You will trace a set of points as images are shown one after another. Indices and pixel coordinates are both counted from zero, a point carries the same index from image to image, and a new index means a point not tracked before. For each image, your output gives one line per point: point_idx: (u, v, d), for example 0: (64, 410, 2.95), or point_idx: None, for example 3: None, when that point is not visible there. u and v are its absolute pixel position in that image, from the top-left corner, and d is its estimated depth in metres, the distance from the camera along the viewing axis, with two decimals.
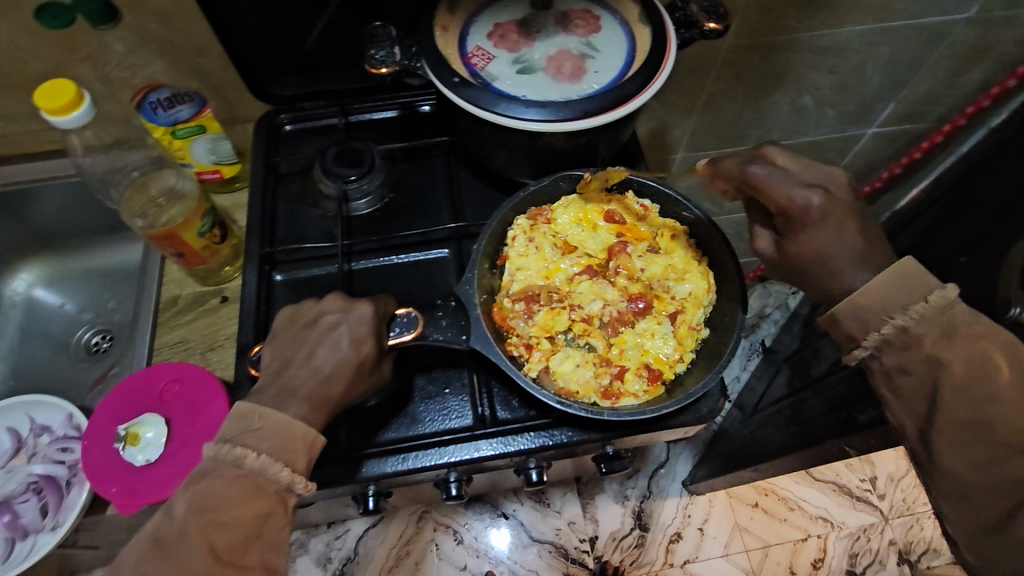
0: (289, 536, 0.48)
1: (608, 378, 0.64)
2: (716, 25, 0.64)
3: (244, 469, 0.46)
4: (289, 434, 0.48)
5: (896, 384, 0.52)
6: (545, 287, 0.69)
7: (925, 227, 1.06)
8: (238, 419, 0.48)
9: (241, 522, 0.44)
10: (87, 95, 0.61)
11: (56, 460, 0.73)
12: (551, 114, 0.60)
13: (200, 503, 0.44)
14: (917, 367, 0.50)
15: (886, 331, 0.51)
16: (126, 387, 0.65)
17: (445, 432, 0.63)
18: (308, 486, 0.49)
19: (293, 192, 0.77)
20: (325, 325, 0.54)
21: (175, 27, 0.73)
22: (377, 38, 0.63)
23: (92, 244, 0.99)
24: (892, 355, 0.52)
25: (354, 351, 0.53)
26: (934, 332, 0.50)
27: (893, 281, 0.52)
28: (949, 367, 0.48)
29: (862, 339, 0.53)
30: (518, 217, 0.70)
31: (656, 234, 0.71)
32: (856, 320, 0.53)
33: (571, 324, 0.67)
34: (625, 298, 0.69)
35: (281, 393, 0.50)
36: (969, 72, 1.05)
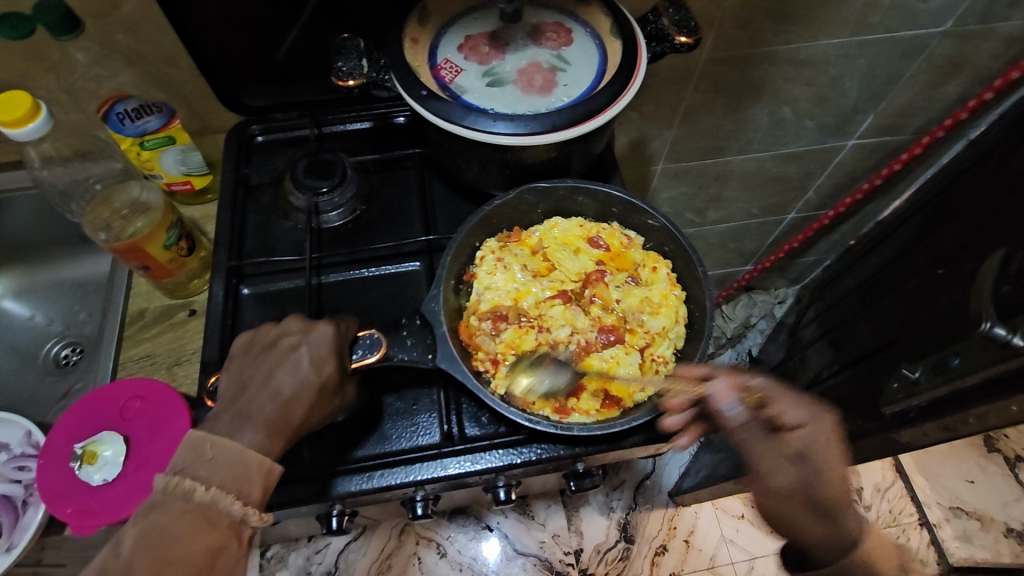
0: (245, 569, 0.47)
1: (565, 394, 0.63)
2: (686, 38, 0.64)
3: (193, 503, 0.44)
4: (243, 463, 0.46)
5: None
6: (512, 307, 0.67)
7: (906, 239, 1.05)
8: (191, 448, 0.46)
9: (190, 559, 0.43)
10: (44, 106, 0.60)
11: (13, 479, 0.72)
12: (520, 127, 0.60)
13: (147, 541, 0.42)
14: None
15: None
16: (85, 404, 0.64)
17: (412, 450, 0.62)
18: (264, 518, 0.47)
19: (264, 204, 0.76)
20: (285, 347, 0.54)
21: (142, 37, 0.71)
22: (345, 50, 0.63)
23: (62, 255, 0.98)
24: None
25: (315, 372, 0.52)
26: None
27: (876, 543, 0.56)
28: None
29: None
30: (486, 239, 0.71)
31: (638, 265, 0.70)
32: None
33: (539, 345, 0.65)
34: (595, 329, 0.66)
35: (236, 418, 0.49)
36: (946, 85, 1.06)
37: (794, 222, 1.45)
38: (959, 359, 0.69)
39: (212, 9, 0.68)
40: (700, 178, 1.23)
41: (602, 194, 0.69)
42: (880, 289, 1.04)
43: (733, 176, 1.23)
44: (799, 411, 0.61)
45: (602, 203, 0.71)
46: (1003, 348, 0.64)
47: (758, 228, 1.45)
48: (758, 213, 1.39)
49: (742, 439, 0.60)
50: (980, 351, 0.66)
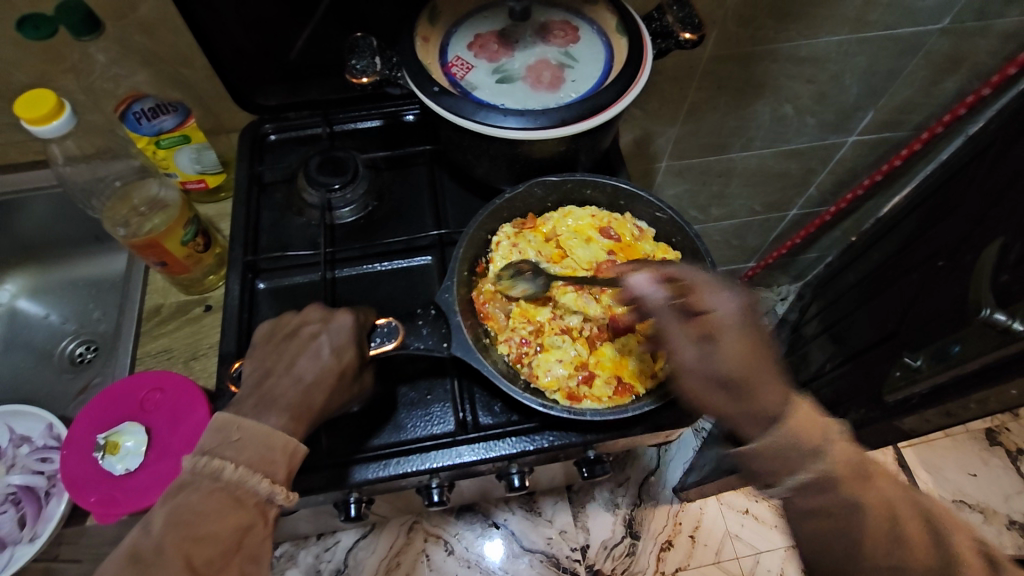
0: (271, 548, 0.48)
1: (578, 380, 0.64)
2: (691, 35, 0.65)
3: (222, 481, 0.46)
4: (269, 445, 0.48)
5: (812, 527, 0.56)
6: (527, 291, 0.69)
7: (908, 233, 1.07)
8: (218, 430, 0.48)
9: (219, 535, 0.44)
10: (68, 105, 0.62)
11: (35, 470, 0.73)
12: (530, 121, 0.61)
13: (177, 517, 0.44)
14: (838, 510, 0.53)
15: (809, 474, 0.53)
16: (107, 396, 0.65)
17: (427, 439, 0.63)
18: (289, 496, 0.49)
19: (277, 201, 0.77)
20: (305, 336, 0.55)
21: (159, 38, 0.73)
22: (358, 49, 0.64)
23: (78, 255, 0.99)
24: (810, 498, 0.54)
25: (335, 360, 0.54)
26: (842, 476, 0.52)
27: (801, 421, 0.53)
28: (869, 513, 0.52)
29: (783, 480, 0.54)
30: (503, 225, 0.72)
31: (649, 256, 0.71)
32: (772, 458, 0.54)
33: (553, 330, 0.67)
34: (607, 317, 0.68)
35: (262, 402, 0.51)
36: (945, 81, 1.08)
37: (795, 219, 1.46)
38: (960, 346, 0.70)
39: (228, 10, 0.70)
40: (703, 175, 1.24)
41: (609, 186, 0.71)
42: (882, 283, 1.05)
43: (736, 173, 1.25)
44: (716, 292, 0.58)
45: (610, 196, 0.73)
46: (1002, 334, 0.65)
47: (761, 224, 1.47)
48: (760, 209, 1.40)
49: (659, 317, 0.59)
50: (982, 338, 0.68)
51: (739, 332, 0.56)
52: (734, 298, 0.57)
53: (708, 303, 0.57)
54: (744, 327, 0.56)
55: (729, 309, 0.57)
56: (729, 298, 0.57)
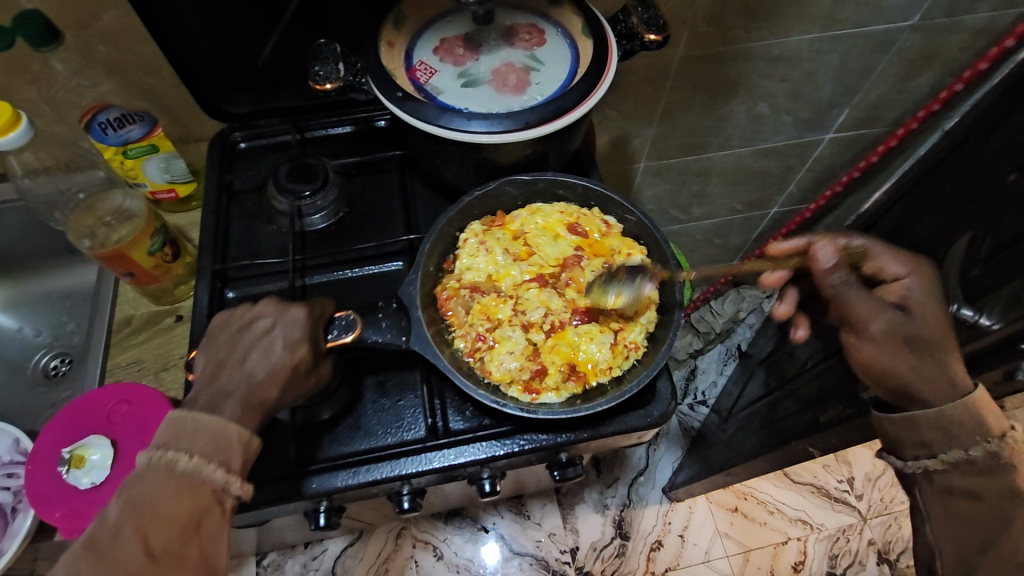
0: (229, 537, 0.47)
1: (532, 373, 0.64)
2: (655, 36, 0.65)
3: (177, 470, 0.45)
4: (224, 435, 0.47)
5: (956, 503, 0.59)
6: (491, 288, 0.68)
7: (887, 229, 1.07)
8: (173, 423, 0.47)
9: (175, 520, 0.44)
10: (24, 116, 0.61)
11: (2, 486, 0.72)
12: (494, 125, 0.61)
13: (134, 505, 0.44)
14: (989, 494, 0.56)
15: (977, 453, 0.56)
16: (73, 409, 0.64)
17: (397, 444, 0.63)
18: (246, 487, 0.48)
19: (247, 209, 0.77)
20: (258, 330, 0.53)
21: (122, 48, 0.73)
22: (322, 55, 0.64)
23: (51, 267, 0.98)
24: (969, 475, 0.58)
25: (288, 356, 0.52)
26: (1022, 468, 0.55)
27: (982, 403, 0.57)
28: (1023, 502, 0.54)
29: (939, 451, 0.59)
30: (473, 222, 0.72)
31: (615, 251, 0.70)
32: (937, 430, 0.58)
33: (511, 323, 0.66)
34: (569, 311, 0.68)
35: (215, 396, 0.49)
36: (917, 78, 1.09)
37: (776, 217, 1.47)
38: None
39: (191, 18, 0.70)
40: (682, 175, 1.25)
41: (581, 187, 0.71)
42: None
43: (715, 172, 1.25)
44: (904, 267, 0.66)
45: (580, 197, 0.73)
46: (969, 330, 0.65)
47: (743, 222, 1.47)
48: (741, 208, 1.41)
49: (842, 292, 0.63)
50: (952, 332, 0.68)
51: (931, 301, 0.63)
52: (913, 272, 0.65)
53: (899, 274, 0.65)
54: (928, 293, 0.63)
55: (914, 276, 0.65)
56: (920, 273, 0.65)
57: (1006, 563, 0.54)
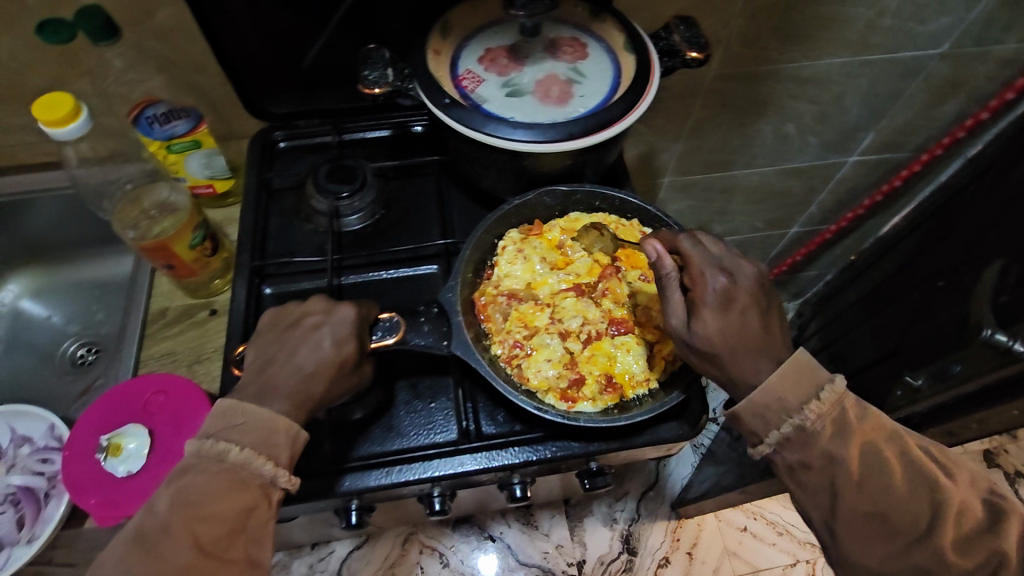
0: (275, 531, 0.48)
1: (568, 381, 0.64)
2: (697, 54, 0.67)
3: (227, 463, 0.46)
4: (272, 429, 0.48)
5: (801, 477, 0.54)
6: (529, 296, 0.70)
7: (909, 252, 1.08)
8: (221, 415, 0.48)
9: (223, 515, 0.44)
10: (84, 108, 0.63)
11: (36, 471, 0.72)
12: (538, 135, 0.62)
13: (183, 499, 0.44)
14: (816, 463, 0.52)
15: (788, 430, 0.53)
16: (110, 398, 0.65)
17: (430, 446, 0.63)
18: (292, 480, 0.49)
19: (286, 207, 0.78)
20: (308, 326, 0.55)
21: (174, 46, 0.74)
22: (372, 60, 0.66)
23: (84, 256, 1.00)
24: (793, 451, 0.53)
25: (336, 351, 0.53)
26: (828, 429, 0.52)
27: (782, 380, 0.54)
28: (846, 464, 0.52)
29: (764, 437, 0.54)
30: (509, 231, 0.73)
31: None
32: (757, 416, 0.54)
33: (548, 331, 0.67)
34: (606, 321, 0.69)
35: (263, 389, 0.50)
36: (944, 105, 1.10)
37: (796, 237, 1.48)
38: (960, 366, 0.70)
39: (244, 19, 0.71)
40: (706, 192, 1.26)
41: (617, 200, 0.72)
42: (882, 302, 1.06)
43: (738, 190, 1.27)
44: (703, 270, 0.57)
45: (617, 210, 0.73)
46: (1003, 357, 0.64)
47: (762, 241, 1.48)
48: (761, 226, 1.42)
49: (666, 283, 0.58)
50: (981, 357, 0.68)
51: (717, 311, 0.55)
52: (719, 276, 0.57)
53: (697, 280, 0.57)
54: (723, 305, 0.56)
55: (705, 284, 0.56)
56: (717, 282, 0.56)
57: (860, 517, 0.52)
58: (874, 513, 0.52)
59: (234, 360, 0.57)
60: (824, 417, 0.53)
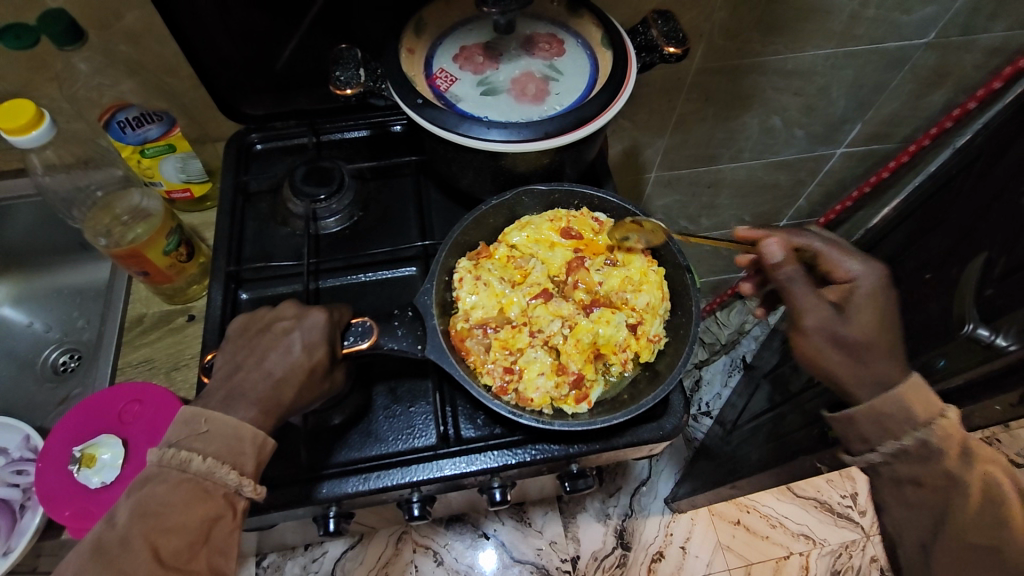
0: (239, 540, 0.47)
1: (567, 388, 0.63)
2: (675, 49, 0.66)
3: (190, 473, 0.45)
4: (237, 437, 0.47)
5: (906, 492, 0.57)
6: (502, 321, 0.67)
7: (897, 244, 1.07)
8: (185, 422, 0.47)
9: (186, 526, 0.44)
10: (47, 115, 0.62)
11: (12, 482, 0.73)
12: (513, 134, 0.61)
13: (144, 509, 0.43)
14: (932, 481, 0.55)
15: (908, 442, 0.55)
16: (85, 407, 0.65)
17: (408, 452, 0.63)
18: (258, 489, 0.48)
19: (262, 211, 0.77)
20: (278, 331, 0.54)
21: (143, 48, 0.73)
22: (343, 59, 0.64)
23: (62, 262, 0.98)
24: (909, 465, 0.56)
25: (306, 357, 0.52)
26: (952, 450, 0.54)
27: (909, 394, 0.55)
28: (964, 487, 0.53)
29: (878, 445, 0.57)
30: (459, 258, 0.69)
31: (613, 247, 0.71)
32: (874, 425, 0.56)
33: (532, 345, 0.65)
34: (582, 312, 0.68)
35: (230, 395, 0.50)
36: (931, 95, 1.09)
37: None
38: (945, 360, 0.70)
39: (212, 20, 0.70)
40: (693, 186, 1.25)
41: (596, 199, 0.71)
42: None
43: (725, 184, 1.26)
44: (844, 264, 0.60)
45: (596, 208, 0.72)
46: (985, 350, 0.65)
47: None
48: (750, 219, 1.41)
49: (789, 284, 0.55)
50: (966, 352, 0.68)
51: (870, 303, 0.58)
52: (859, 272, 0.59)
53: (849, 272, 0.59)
54: (874, 296, 0.58)
55: (864, 275, 0.59)
56: (865, 273, 0.59)
57: (963, 544, 0.53)
58: (984, 542, 0.52)
59: (203, 368, 0.56)
60: (950, 437, 0.54)
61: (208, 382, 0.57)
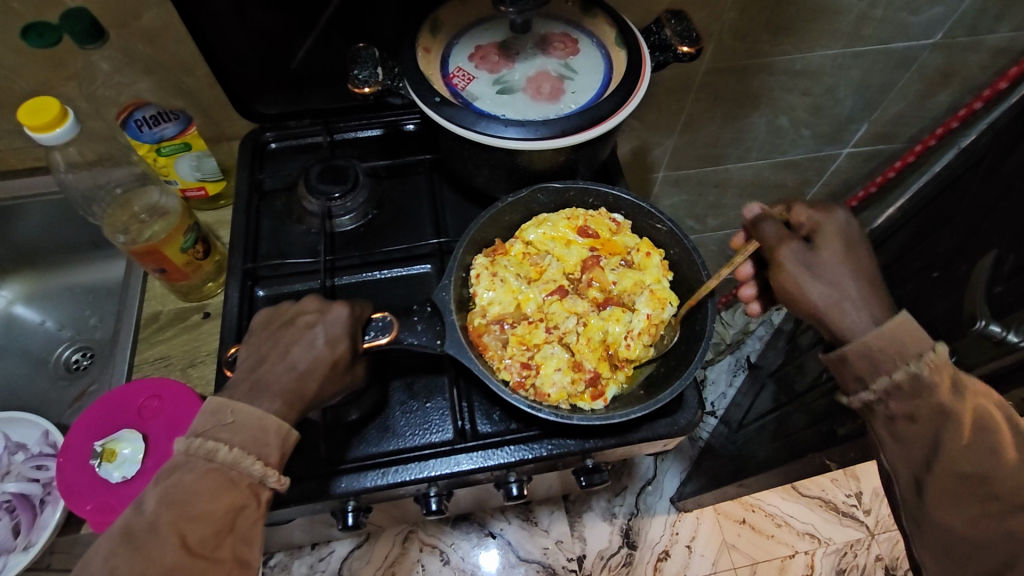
0: (263, 531, 0.48)
1: (583, 385, 0.64)
2: (689, 48, 0.66)
3: (216, 463, 0.46)
4: (263, 428, 0.48)
5: (899, 430, 0.53)
6: (519, 317, 0.67)
7: (903, 243, 1.08)
8: (211, 413, 0.48)
9: (212, 515, 0.44)
10: (70, 112, 0.62)
11: (30, 478, 0.73)
12: (530, 132, 0.62)
13: (171, 497, 0.44)
14: (923, 415, 0.52)
15: (900, 376, 0.52)
16: (104, 402, 0.65)
17: (425, 446, 0.63)
18: (281, 480, 0.49)
19: (277, 209, 0.78)
20: (301, 326, 0.54)
21: (162, 47, 0.74)
22: (360, 58, 0.65)
23: (76, 261, 0.99)
24: (900, 401, 0.53)
25: (329, 351, 0.53)
26: (942, 383, 0.51)
27: (899, 327, 0.52)
28: (957, 421, 0.51)
29: (870, 381, 0.53)
30: (475, 256, 0.70)
31: (631, 250, 0.72)
32: (865, 360, 0.53)
33: (548, 341, 0.66)
34: (598, 311, 0.69)
35: (255, 387, 0.50)
36: (937, 95, 1.10)
37: None
38: (956, 357, 0.71)
39: (230, 20, 0.71)
40: (700, 186, 1.25)
41: (610, 196, 0.72)
42: None
43: (732, 184, 1.26)
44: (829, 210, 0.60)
45: (609, 206, 0.73)
46: (997, 347, 0.65)
47: None
48: None
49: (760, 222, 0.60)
50: (977, 349, 0.68)
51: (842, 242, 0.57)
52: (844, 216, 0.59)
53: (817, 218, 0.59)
54: (847, 242, 0.58)
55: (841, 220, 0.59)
56: (839, 219, 0.59)
57: (955, 476, 0.51)
58: (974, 471, 0.50)
59: (225, 363, 0.57)
60: (941, 370, 0.51)
61: (229, 377, 0.58)
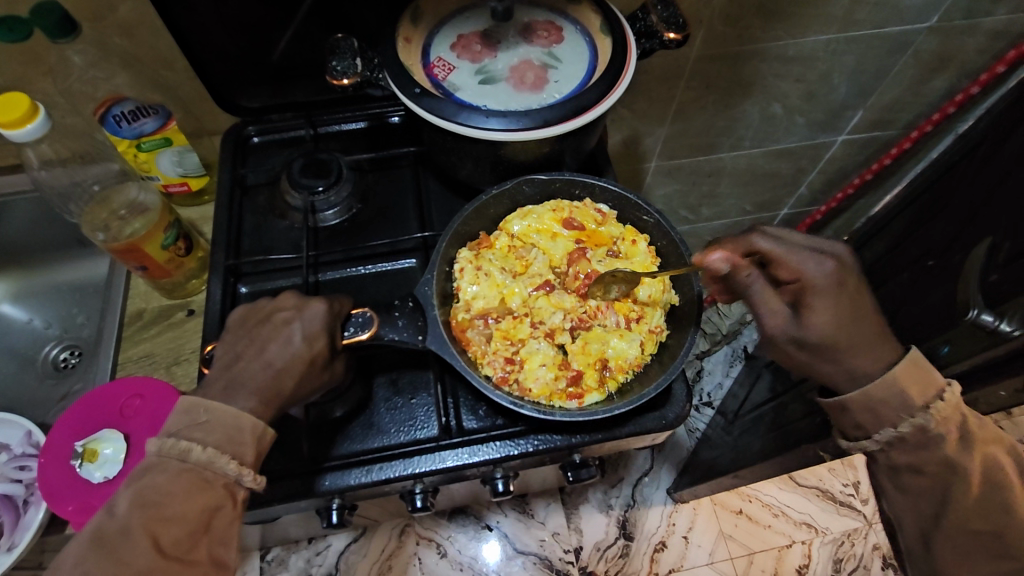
0: (240, 530, 0.47)
1: (567, 380, 0.63)
2: (675, 35, 0.65)
3: (190, 463, 0.45)
4: (237, 427, 0.47)
5: (904, 479, 0.57)
6: (504, 312, 0.67)
7: (899, 232, 1.06)
8: (185, 412, 0.47)
9: (186, 516, 0.44)
10: (41, 108, 0.61)
11: (13, 478, 0.73)
12: (512, 123, 0.61)
13: (143, 499, 0.43)
14: (930, 468, 0.55)
15: (906, 430, 0.54)
16: (85, 402, 0.65)
17: (410, 443, 0.62)
18: (258, 479, 0.48)
19: (260, 204, 0.76)
20: (278, 322, 0.53)
21: (138, 40, 0.72)
22: (339, 50, 0.64)
23: (61, 259, 0.98)
24: (904, 452, 0.55)
25: (307, 348, 0.52)
26: (949, 436, 0.53)
27: (906, 376, 0.54)
28: (963, 475, 0.54)
29: (873, 432, 0.55)
30: (460, 249, 0.69)
31: (616, 239, 0.71)
32: (866, 412, 0.55)
33: (534, 336, 0.65)
34: (584, 306, 0.68)
35: (230, 386, 0.49)
36: (933, 80, 1.08)
37: (786, 218, 1.47)
38: (949, 347, 0.70)
39: (207, 12, 0.69)
40: (693, 175, 1.24)
41: (597, 187, 0.70)
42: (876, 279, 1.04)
43: (726, 172, 1.25)
44: (804, 259, 0.57)
45: (596, 197, 0.71)
46: (989, 335, 0.65)
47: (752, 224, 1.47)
48: (751, 209, 1.41)
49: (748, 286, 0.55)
50: (970, 338, 0.68)
51: (832, 297, 0.56)
52: (824, 261, 0.57)
53: (799, 269, 0.57)
54: (838, 291, 0.56)
55: (816, 273, 0.56)
56: (828, 269, 0.57)
57: (968, 532, 0.55)
58: (982, 527, 0.54)
59: (202, 360, 0.56)
60: (947, 421, 0.54)
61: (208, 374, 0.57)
